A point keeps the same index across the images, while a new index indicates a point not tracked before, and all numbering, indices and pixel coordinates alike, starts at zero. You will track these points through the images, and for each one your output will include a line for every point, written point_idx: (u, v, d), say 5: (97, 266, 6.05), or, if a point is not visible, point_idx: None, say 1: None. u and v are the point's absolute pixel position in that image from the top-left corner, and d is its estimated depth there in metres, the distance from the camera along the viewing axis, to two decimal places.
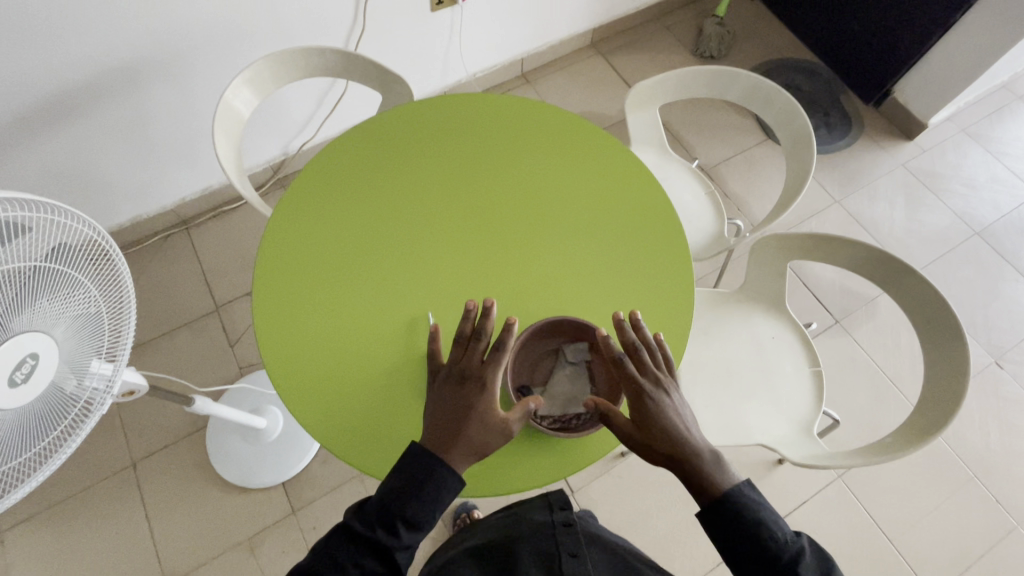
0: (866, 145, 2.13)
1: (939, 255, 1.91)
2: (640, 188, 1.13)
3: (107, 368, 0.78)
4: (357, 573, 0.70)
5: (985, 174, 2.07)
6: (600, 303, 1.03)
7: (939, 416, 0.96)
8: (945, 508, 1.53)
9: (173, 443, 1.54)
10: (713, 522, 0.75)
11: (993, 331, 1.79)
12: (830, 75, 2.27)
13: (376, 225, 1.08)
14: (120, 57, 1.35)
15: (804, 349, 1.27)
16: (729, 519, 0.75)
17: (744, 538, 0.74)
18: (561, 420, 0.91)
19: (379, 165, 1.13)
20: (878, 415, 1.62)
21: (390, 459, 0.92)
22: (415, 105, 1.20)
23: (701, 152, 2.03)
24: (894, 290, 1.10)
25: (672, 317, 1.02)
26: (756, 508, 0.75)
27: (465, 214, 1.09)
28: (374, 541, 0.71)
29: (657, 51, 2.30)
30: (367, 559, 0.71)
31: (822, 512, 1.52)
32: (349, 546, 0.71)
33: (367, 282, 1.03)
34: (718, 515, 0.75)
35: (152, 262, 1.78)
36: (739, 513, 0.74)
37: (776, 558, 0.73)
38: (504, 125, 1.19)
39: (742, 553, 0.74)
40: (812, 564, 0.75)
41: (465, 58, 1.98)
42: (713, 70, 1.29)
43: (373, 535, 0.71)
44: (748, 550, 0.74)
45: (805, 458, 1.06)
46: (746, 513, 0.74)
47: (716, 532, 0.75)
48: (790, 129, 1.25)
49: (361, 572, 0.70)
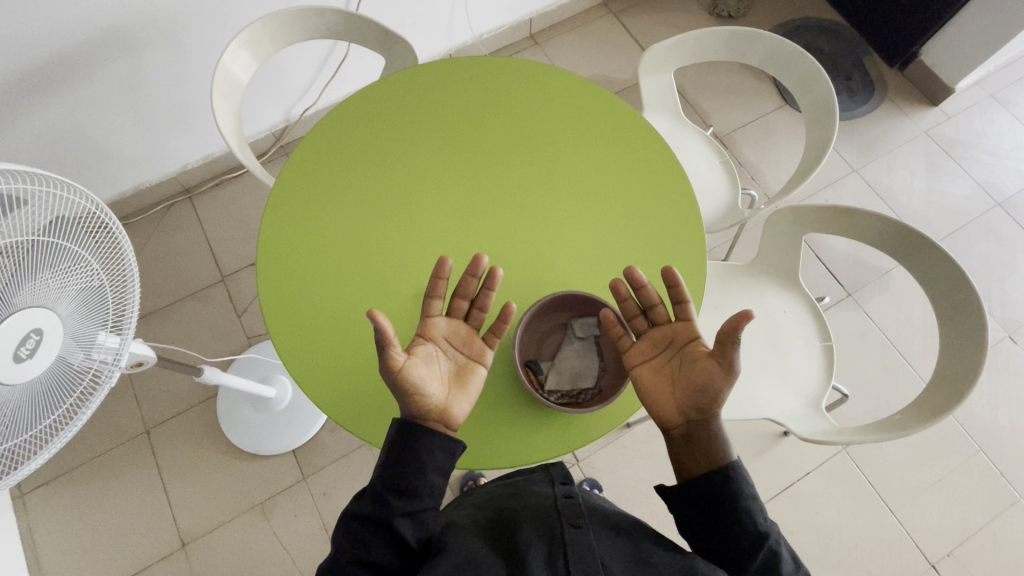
0: (888, 111, 2.04)
1: (958, 226, 1.86)
2: (653, 158, 1.09)
3: (113, 342, 0.77)
4: (368, 552, 0.72)
5: (1012, 141, 1.99)
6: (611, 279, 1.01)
7: (953, 394, 0.95)
8: (949, 482, 1.53)
9: (184, 410, 1.56)
10: (703, 490, 0.76)
11: (1009, 305, 1.75)
12: (853, 36, 2.16)
13: (378, 197, 1.05)
14: (113, 19, 1.29)
15: (816, 324, 1.25)
16: (720, 492, 0.75)
17: (726, 508, 0.75)
18: (569, 394, 0.91)
19: (380, 132, 1.10)
20: (885, 388, 1.62)
21: None
22: (418, 69, 1.15)
23: (716, 118, 1.96)
24: (914, 264, 1.06)
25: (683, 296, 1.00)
26: (746, 487, 0.76)
27: (473, 186, 1.06)
28: (376, 519, 0.73)
29: (672, 11, 2.19)
30: (375, 539, 0.72)
31: (824, 483, 1.53)
32: (356, 530, 0.73)
33: (370, 256, 1.01)
34: (706, 480, 0.76)
35: (157, 231, 1.77)
36: (730, 486, 0.75)
37: (760, 539, 0.74)
38: (509, 91, 1.14)
39: (727, 529, 0.74)
40: (787, 549, 0.76)
41: (471, 18, 1.89)
42: (733, 31, 1.22)
43: (373, 512, 0.73)
44: (733, 527, 0.74)
45: (811, 433, 1.06)
46: (736, 488, 0.75)
47: (705, 503, 0.76)
48: (811, 95, 1.19)
49: (371, 550, 0.72)
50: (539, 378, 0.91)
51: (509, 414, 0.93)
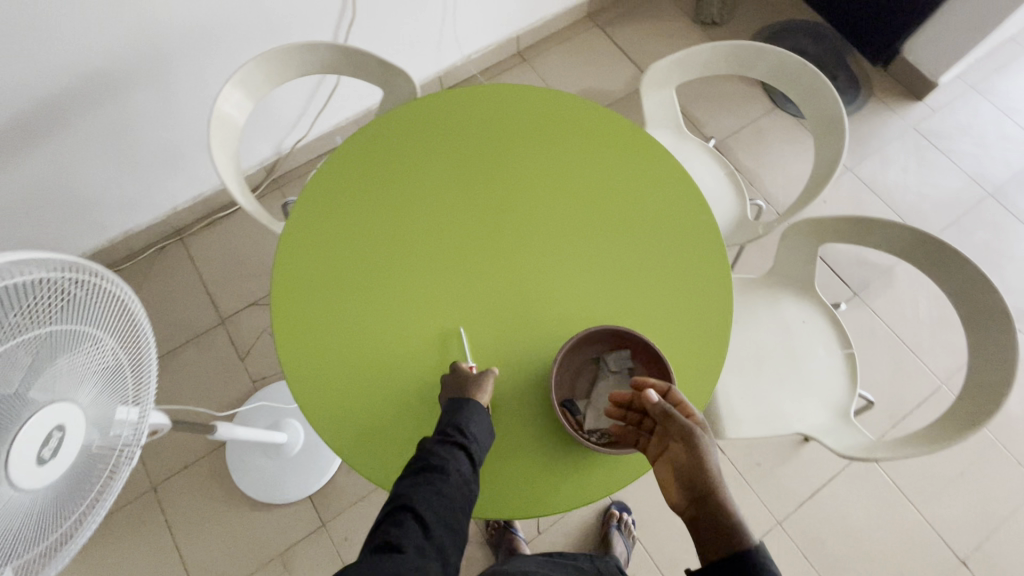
0: (875, 108, 2.07)
1: (953, 219, 1.88)
2: (667, 176, 1.08)
3: (133, 417, 0.73)
4: (456, 466, 0.76)
5: (996, 131, 2.03)
6: (640, 306, 0.98)
7: (987, 401, 0.94)
8: (969, 475, 1.54)
9: (192, 463, 1.50)
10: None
11: (1010, 293, 1.78)
12: (836, 36, 2.20)
13: (389, 238, 1.01)
14: (97, 65, 1.24)
15: (836, 332, 1.25)
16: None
17: None
18: (609, 433, 0.88)
19: (385, 169, 1.06)
20: (899, 386, 1.63)
21: None
22: (417, 102, 1.12)
23: (709, 125, 1.97)
24: (934, 270, 1.06)
25: (715, 316, 0.98)
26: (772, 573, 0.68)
27: (489, 224, 1.03)
28: (457, 441, 0.78)
29: (657, 20, 2.20)
30: (460, 455, 0.77)
31: (849, 485, 1.53)
32: (439, 450, 0.77)
33: (387, 300, 0.97)
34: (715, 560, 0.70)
35: (149, 277, 1.70)
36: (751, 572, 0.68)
37: None
38: (512, 118, 1.12)
39: None
40: None
41: (460, 39, 1.87)
42: (735, 45, 1.21)
43: (454, 436, 0.78)
44: None
45: (845, 447, 1.06)
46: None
47: None
48: (817, 106, 1.19)
49: (458, 465, 0.76)
50: (577, 418, 0.89)
51: (546, 456, 0.90)
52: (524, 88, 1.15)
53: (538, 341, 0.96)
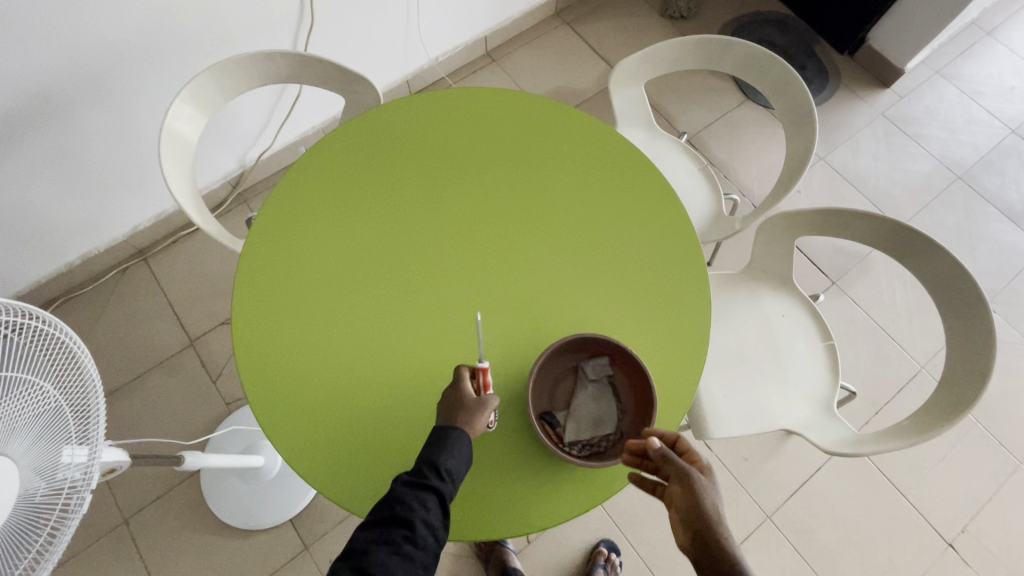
0: (844, 96, 2.08)
1: (925, 203, 1.90)
2: (635, 172, 1.06)
3: (82, 455, 0.68)
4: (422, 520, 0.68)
5: (961, 114, 2.06)
6: (619, 307, 0.96)
7: (967, 389, 0.94)
8: (952, 457, 1.56)
9: (165, 493, 1.44)
10: None
11: (983, 275, 1.80)
12: (803, 26, 2.21)
13: (356, 254, 0.97)
14: (39, 83, 1.18)
15: (816, 324, 1.24)
16: None
17: None
18: (590, 445, 0.86)
19: (349, 182, 1.02)
20: (880, 373, 1.64)
21: None
22: (379, 111, 1.08)
23: (682, 120, 1.96)
24: (909, 259, 1.06)
25: (694, 308, 0.97)
26: None
27: (459, 236, 0.99)
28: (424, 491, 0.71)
29: (625, 16, 2.19)
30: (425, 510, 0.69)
31: (836, 474, 1.53)
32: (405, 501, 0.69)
33: (357, 318, 0.93)
34: None
35: (112, 300, 1.63)
36: None
37: None
38: (479, 123, 1.08)
39: None
40: None
41: (426, 42, 1.83)
42: (702, 39, 1.20)
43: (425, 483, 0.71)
44: None
45: (829, 442, 1.05)
46: None
47: None
48: (786, 99, 1.18)
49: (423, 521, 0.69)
50: (557, 431, 0.86)
51: (528, 471, 0.87)
52: (480, 90, 1.11)
53: (516, 352, 0.93)
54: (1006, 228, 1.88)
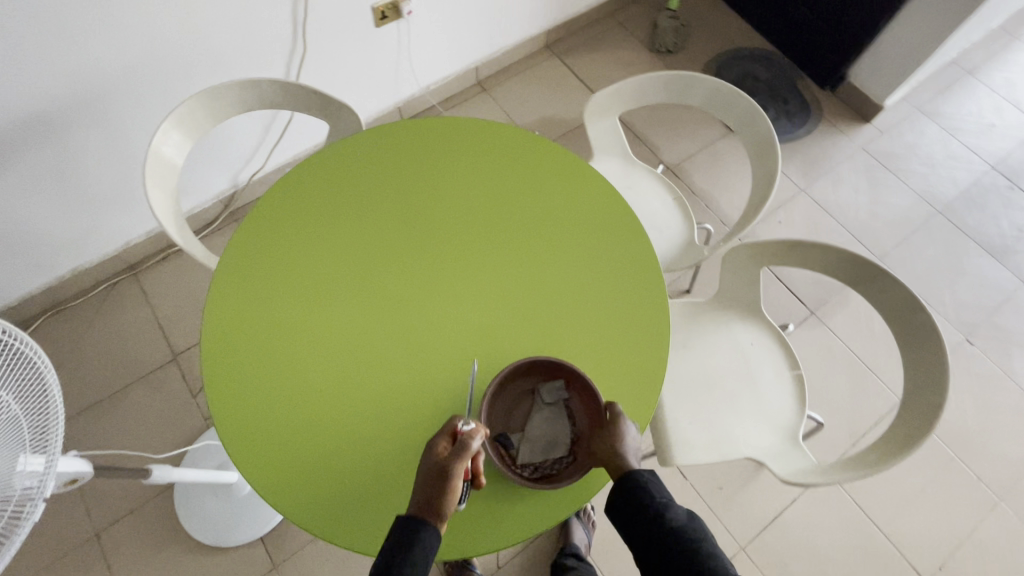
0: (826, 130, 2.13)
1: (904, 236, 1.93)
2: (593, 194, 1.11)
3: (39, 463, 0.71)
4: None
5: (941, 150, 2.10)
6: (580, 325, 0.99)
7: (921, 420, 0.95)
8: (930, 491, 1.54)
9: (139, 507, 1.45)
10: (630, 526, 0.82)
11: (962, 308, 1.81)
12: (786, 62, 2.27)
13: (328, 275, 1.00)
14: (36, 104, 1.24)
15: (784, 354, 1.26)
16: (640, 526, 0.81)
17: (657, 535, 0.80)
18: (542, 467, 0.87)
19: (324, 206, 1.06)
20: (857, 404, 1.64)
21: (376, 526, 0.86)
22: (357, 138, 1.13)
23: (665, 150, 2.01)
24: (868, 291, 1.08)
25: (651, 322, 1.00)
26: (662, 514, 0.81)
27: (425, 265, 1.02)
28: None
29: (614, 49, 2.27)
30: None
31: (812, 506, 1.52)
32: None
33: (325, 337, 0.96)
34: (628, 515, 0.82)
35: (101, 314, 1.67)
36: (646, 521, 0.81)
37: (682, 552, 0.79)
38: (453, 152, 1.13)
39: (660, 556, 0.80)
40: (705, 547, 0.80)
41: (417, 71, 1.91)
42: (671, 75, 1.24)
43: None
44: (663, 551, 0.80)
45: (790, 473, 1.05)
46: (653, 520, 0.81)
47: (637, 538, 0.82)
48: (752, 132, 1.22)
49: None
50: (511, 453, 0.87)
51: (479, 494, 0.88)
52: (439, 121, 1.15)
53: (477, 371, 0.95)
54: (985, 262, 1.89)
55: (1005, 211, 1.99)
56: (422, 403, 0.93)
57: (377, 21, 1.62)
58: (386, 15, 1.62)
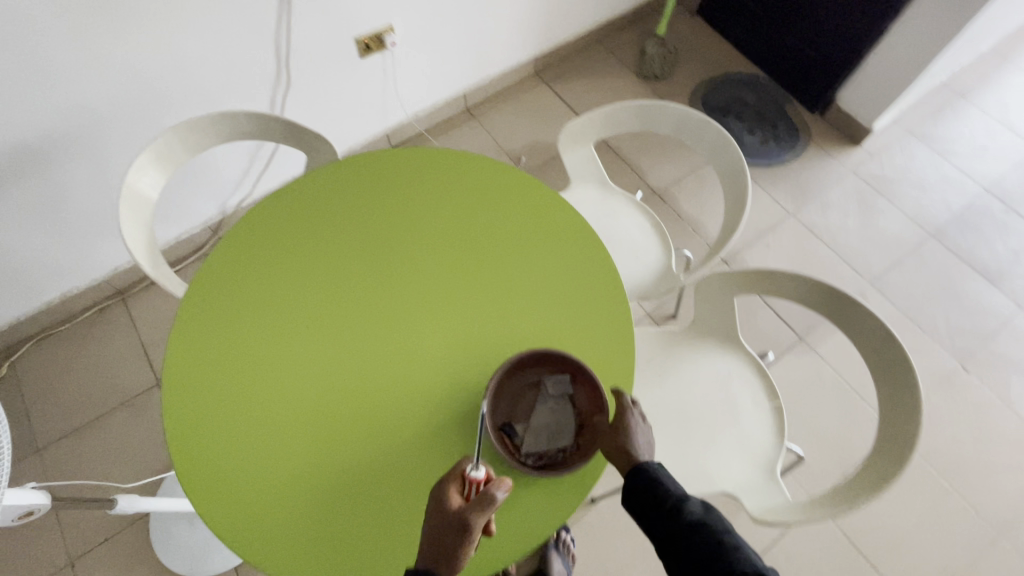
0: (814, 154, 2.13)
1: (896, 260, 1.90)
2: (549, 209, 1.12)
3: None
4: None
5: (933, 173, 2.08)
6: (552, 327, 1.00)
7: (896, 456, 0.92)
8: (926, 526, 1.48)
9: (113, 536, 1.44)
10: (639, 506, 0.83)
11: (957, 334, 1.77)
12: (775, 86, 2.28)
13: (293, 305, 1.01)
14: (24, 139, 1.28)
15: (764, 384, 1.23)
16: (650, 507, 0.82)
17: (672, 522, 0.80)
18: (545, 456, 0.88)
19: (293, 236, 1.06)
20: (848, 433, 1.59)
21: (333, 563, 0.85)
22: (327, 169, 1.14)
23: (652, 174, 2.01)
24: (842, 322, 1.05)
25: (619, 311, 1.03)
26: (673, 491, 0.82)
27: (391, 299, 1.02)
28: None
29: (602, 76, 2.30)
30: None
31: (802, 541, 1.46)
32: None
33: (288, 369, 0.96)
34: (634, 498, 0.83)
35: (85, 339, 1.68)
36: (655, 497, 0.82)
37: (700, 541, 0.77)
38: (421, 181, 1.14)
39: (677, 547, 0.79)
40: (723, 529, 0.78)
41: (405, 99, 1.94)
42: (641, 105, 1.25)
43: None
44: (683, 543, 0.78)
45: (765, 513, 1.02)
46: (661, 496, 0.82)
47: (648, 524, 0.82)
48: (723, 160, 1.22)
49: None
50: (515, 443, 0.88)
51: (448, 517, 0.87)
52: (385, 156, 1.16)
53: (452, 391, 0.95)
54: (981, 286, 1.85)
55: (999, 233, 1.96)
56: (383, 435, 0.92)
57: (361, 52, 1.67)
58: (369, 47, 1.67)
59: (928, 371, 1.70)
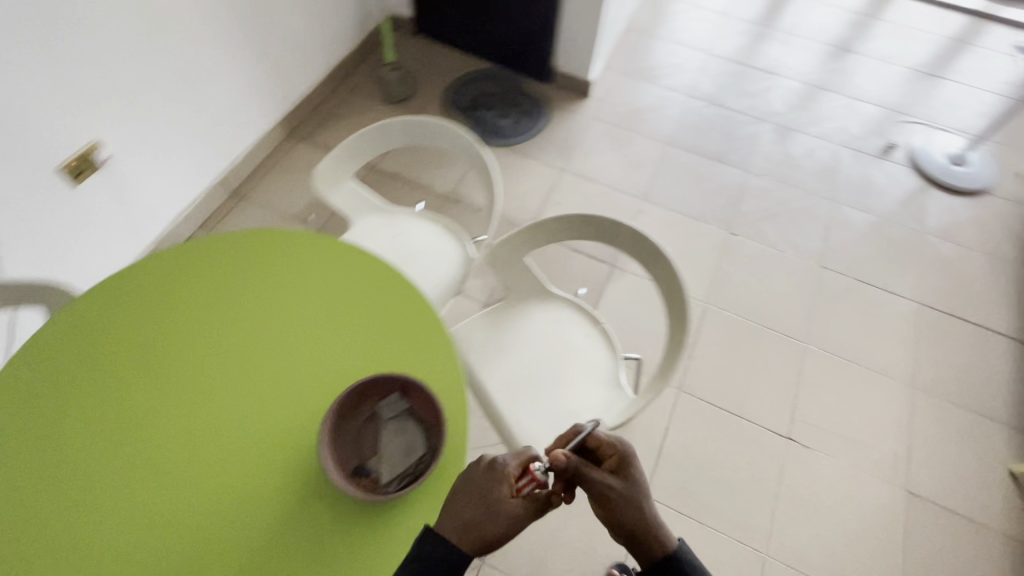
0: (559, 115, 2.43)
1: (652, 173, 2.25)
2: (279, 251, 1.08)
3: None
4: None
5: (648, 97, 2.51)
6: (347, 334, 0.98)
7: (680, 321, 1.10)
8: (758, 364, 1.78)
9: None
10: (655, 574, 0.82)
11: (716, 210, 2.15)
12: (505, 71, 2.55)
13: (74, 481, 0.85)
14: None
15: (584, 315, 1.37)
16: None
17: None
18: (407, 474, 0.87)
19: (46, 406, 0.90)
20: (676, 323, 1.85)
21: None
22: (62, 315, 0.99)
23: (437, 181, 2.16)
24: (605, 238, 1.23)
25: (393, 278, 1.05)
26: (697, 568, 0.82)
27: (190, 418, 0.90)
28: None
29: (355, 115, 2.38)
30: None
31: (681, 426, 1.66)
32: None
33: (97, 551, 0.81)
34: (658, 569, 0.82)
35: None
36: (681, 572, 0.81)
37: None
38: (179, 282, 1.03)
39: None
40: None
41: (156, 207, 1.81)
42: (373, 127, 1.34)
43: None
44: None
45: (620, 417, 1.17)
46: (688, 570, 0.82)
47: None
48: (462, 146, 1.33)
49: None
50: (372, 478, 0.87)
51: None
52: (64, 314, 0.98)
53: (293, 479, 0.86)
54: (716, 167, 2.28)
55: (710, 124, 2.43)
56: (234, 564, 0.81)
57: (73, 179, 1.52)
58: (80, 171, 1.54)
59: (709, 247, 2.04)
